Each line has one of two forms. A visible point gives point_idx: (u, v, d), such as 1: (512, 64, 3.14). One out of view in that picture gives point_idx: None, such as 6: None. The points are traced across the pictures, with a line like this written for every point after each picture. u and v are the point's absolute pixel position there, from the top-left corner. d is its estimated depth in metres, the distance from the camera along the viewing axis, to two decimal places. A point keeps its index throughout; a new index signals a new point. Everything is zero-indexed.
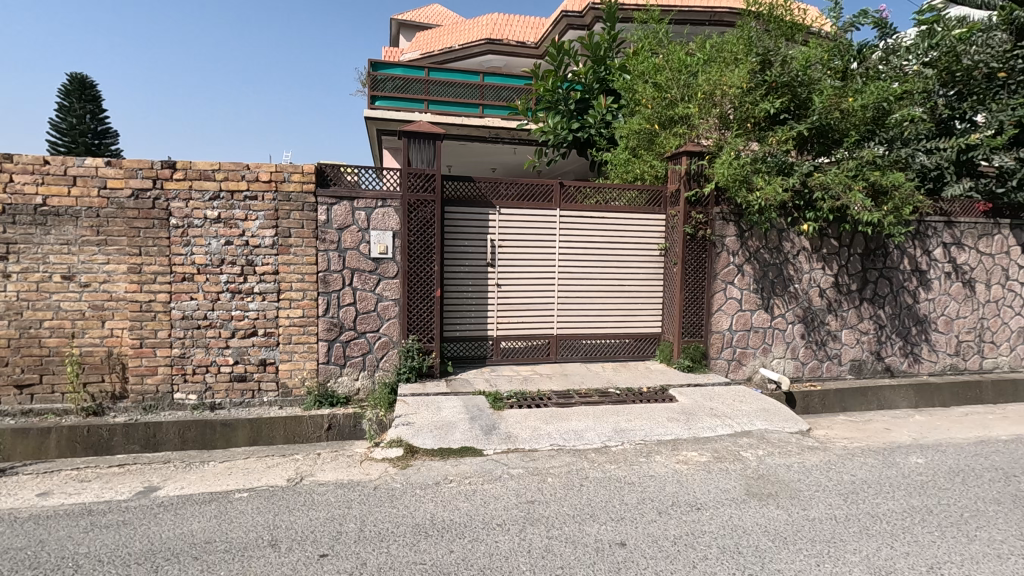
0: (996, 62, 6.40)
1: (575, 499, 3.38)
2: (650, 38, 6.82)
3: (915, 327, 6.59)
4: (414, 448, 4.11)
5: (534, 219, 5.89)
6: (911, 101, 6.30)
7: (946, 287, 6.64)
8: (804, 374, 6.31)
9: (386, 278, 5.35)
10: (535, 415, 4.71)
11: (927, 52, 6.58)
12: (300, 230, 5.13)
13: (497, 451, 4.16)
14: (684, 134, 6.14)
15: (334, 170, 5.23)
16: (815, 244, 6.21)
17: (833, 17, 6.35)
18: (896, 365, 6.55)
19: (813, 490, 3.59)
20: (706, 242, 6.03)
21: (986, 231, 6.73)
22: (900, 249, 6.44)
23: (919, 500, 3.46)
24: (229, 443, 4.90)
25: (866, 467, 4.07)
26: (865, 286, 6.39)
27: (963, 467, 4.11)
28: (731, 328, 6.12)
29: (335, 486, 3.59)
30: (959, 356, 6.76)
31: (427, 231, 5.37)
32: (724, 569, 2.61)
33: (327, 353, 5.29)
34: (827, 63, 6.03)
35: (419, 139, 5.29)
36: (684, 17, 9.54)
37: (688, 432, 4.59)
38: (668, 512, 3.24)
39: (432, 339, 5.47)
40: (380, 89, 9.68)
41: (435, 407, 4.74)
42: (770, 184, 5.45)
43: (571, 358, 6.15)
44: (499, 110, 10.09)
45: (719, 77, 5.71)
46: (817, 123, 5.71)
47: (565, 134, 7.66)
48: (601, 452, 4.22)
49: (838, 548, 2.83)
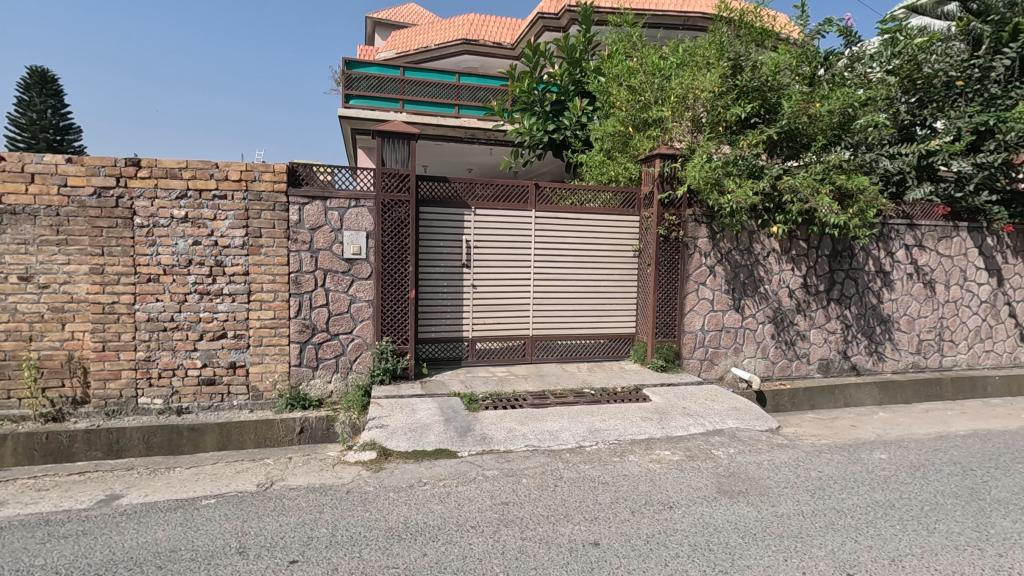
0: (955, 70, 6.67)
1: (549, 500, 3.39)
2: (624, 41, 6.92)
3: (880, 326, 6.79)
4: (388, 451, 4.06)
5: (509, 220, 5.89)
6: (875, 107, 6.53)
7: (909, 288, 6.86)
8: (774, 373, 6.44)
9: (360, 279, 5.29)
10: (511, 416, 4.72)
11: (889, 59, 6.81)
12: (271, 230, 5.03)
13: (472, 453, 4.13)
14: (658, 137, 6.20)
15: (306, 169, 5.14)
16: (784, 246, 6.34)
17: (800, 24, 6.51)
18: (862, 364, 6.73)
19: (782, 487, 3.67)
20: (679, 243, 6.10)
21: (945, 233, 6.98)
22: (865, 251, 6.63)
23: (882, 494, 3.57)
24: (197, 448, 4.75)
25: (832, 463, 4.18)
26: (832, 286, 6.56)
27: (924, 461, 4.25)
28: (703, 328, 6.22)
29: (307, 491, 3.53)
30: (920, 354, 6.99)
31: (402, 231, 5.33)
32: (694, 567, 2.65)
33: (299, 355, 5.20)
34: (795, 69, 6.20)
35: (394, 139, 5.25)
36: (658, 20, 9.63)
37: (661, 431, 4.65)
38: (641, 511, 3.27)
39: (407, 340, 5.42)
40: (355, 88, 9.57)
41: (409, 409, 4.71)
42: (741, 187, 5.55)
43: (546, 358, 6.18)
44: (475, 110, 10.07)
45: (692, 81, 5.84)
46: (786, 127, 5.86)
47: (541, 135, 7.67)
48: (575, 452, 4.24)
49: (805, 543, 2.90)
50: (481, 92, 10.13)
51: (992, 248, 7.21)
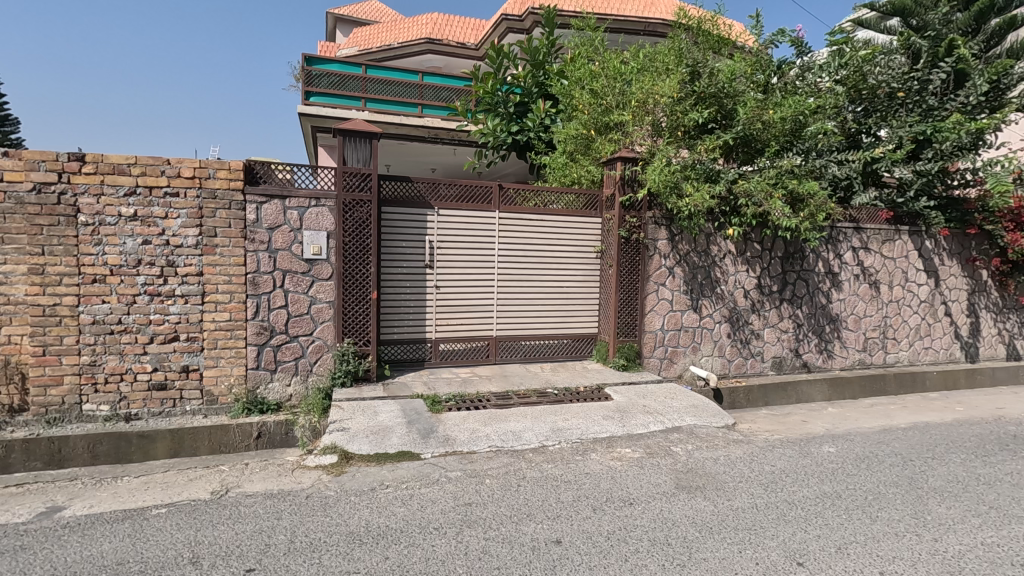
0: (896, 82, 7.06)
1: (512, 499, 3.41)
2: (586, 45, 7.02)
3: (829, 325, 7.09)
4: (349, 455, 3.99)
5: (473, 221, 5.89)
6: (825, 115, 6.81)
7: (855, 289, 7.19)
8: (730, 371, 6.65)
9: (320, 279, 5.18)
10: (474, 417, 4.71)
11: (837, 70, 7.11)
12: (227, 229, 4.88)
13: (435, 455, 4.11)
14: (619, 141, 6.30)
15: (264, 167, 5.01)
16: (740, 248, 6.56)
17: (755, 34, 6.72)
18: (812, 361, 7.02)
19: (737, 481, 3.79)
20: (639, 245, 6.23)
21: (889, 237, 7.34)
22: (815, 253, 6.92)
23: (830, 486, 3.74)
24: (147, 456, 4.55)
25: (784, 457, 4.34)
26: (784, 287, 6.81)
27: (869, 454, 4.47)
28: (663, 328, 6.36)
29: (264, 497, 3.43)
30: (866, 352, 7.34)
31: (363, 232, 5.25)
32: (653, 561, 2.72)
33: (256, 358, 5.06)
34: (749, 76, 6.41)
35: (356, 138, 5.17)
36: (620, 25, 9.80)
37: (623, 429, 4.73)
38: (602, 507, 3.33)
39: (369, 342, 5.34)
40: (315, 85, 9.38)
41: (371, 411, 4.65)
42: (699, 191, 5.72)
43: (509, 359, 6.20)
44: (439, 110, 9.99)
45: (652, 86, 5.97)
46: (741, 133, 6.07)
47: (504, 137, 7.72)
48: (538, 452, 4.27)
49: (758, 535, 3.00)
50: (446, 92, 10.05)
51: (930, 250, 7.62)
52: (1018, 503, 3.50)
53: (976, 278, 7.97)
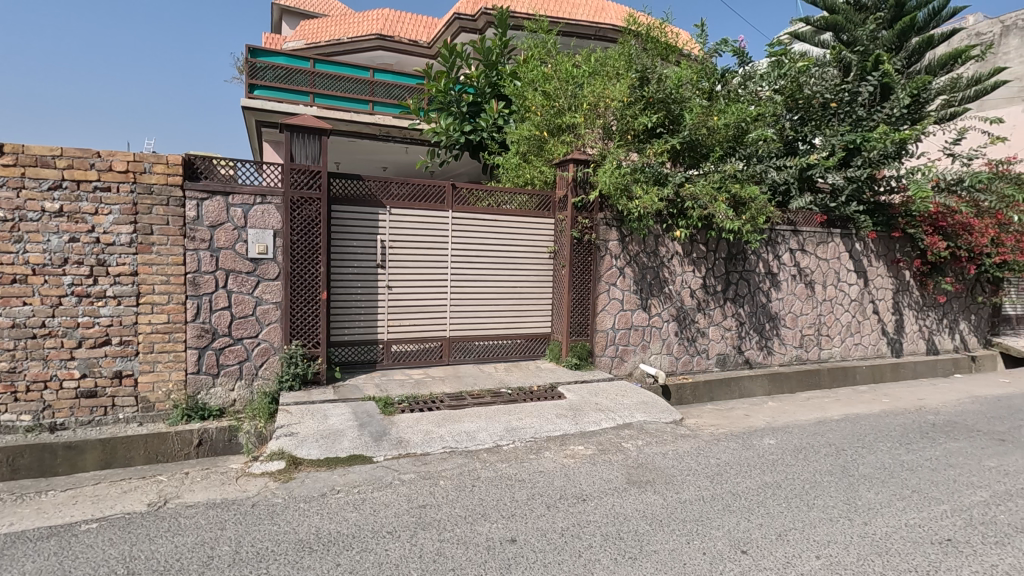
0: (829, 93, 7.48)
1: (467, 500, 3.40)
2: (539, 47, 7.09)
3: (769, 323, 7.43)
4: (298, 460, 3.86)
5: (426, 221, 5.84)
6: (764, 123, 7.13)
7: (793, 288, 7.58)
8: (678, 368, 6.86)
9: (266, 279, 5.00)
10: (428, 418, 4.67)
11: (776, 80, 7.43)
12: (164, 227, 4.64)
13: (388, 457, 4.04)
14: (572, 143, 6.39)
15: (205, 162, 4.80)
16: (686, 249, 6.78)
17: (700, 42, 6.95)
18: (754, 357, 7.34)
19: (684, 475, 3.92)
20: (591, 245, 6.34)
21: (823, 239, 7.78)
22: (756, 254, 7.24)
23: (771, 476, 3.92)
24: (75, 468, 4.26)
25: (729, 450, 4.53)
26: (728, 286, 7.09)
27: (805, 444, 4.72)
28: (614, 327, 6.49)
29: (206, 507, 3.28)
30: (803, 348, 7.74)
31: (312, 231, 5.10)
32: (606, 555, 2.77)
33: (197, 362, 4.83)
34: (695, 83, 6.61)
35: (304, 134, 5.02)
36: (571, 29, 9.92)
37: (575, 427, 4.80)
38: (556, 505, 3.37)
39: (319, 344, 5.19)
40: (260, 77, 9.04)
41: (321, 415, 4.52)
42: (648, 193, 5.88)
43: (463, 359, 6.18)
44: (390, 108, 9.89)
45: (603, 90, 6.12)
46: (687, 138, 6.28)
47: (457, 136, 7.65)
48: (492, 452, 4.28)
49: (705, 526, 3.12)
50: (397, 90, 9.98)
51: (860, 252, 8.12)
52: (937, 485, 3.78)
53: (900, 278, 8.55)
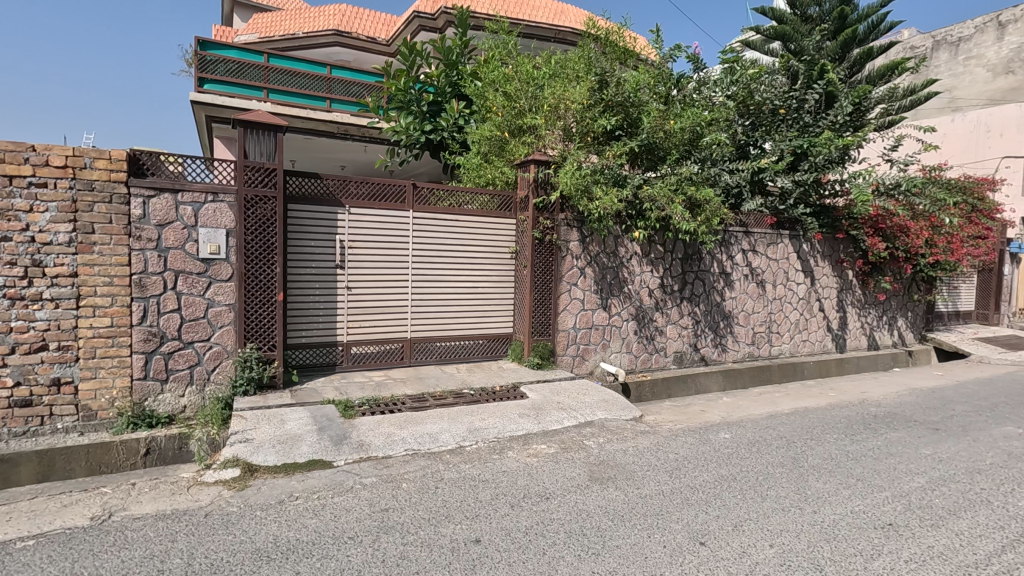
0: (778, 100, 7.88)
1: (430, 502, 3.37)
2: (500, 48, 7.10)
3: (723, 321, 7.68)
4: (253, 467, 3.73)
5: (386, 221, 5.75)
6: (718, 127, 7.37)
7: (745, 288, 7.85)
8: (637, 366, 6.99)
9: (218, 280, 4.82)
10: (389, 421, 4.60)
11: (729, 86, 7.70)
12: (107, 225, 4.41)
13: (348, 461, 3.95)
14: (532, 143, 6.47)
15: (151, 158, 4.59)
16: (644, 250, 6.93)
17: (656, 48, 7.11)
18: (709, 355, 7.56)
19: (644, 470, 4.01)
20: (552, 246, 6.39)
21: (773, 240, 8.08)
22: (711, 255, 7.47)
23: (726, 469, 4.05)
24: (8, 483, 3.98)
25: (686, 445, 4.65)
26: (684, 286, 7.29)
27: (759, 438, 4.90)
28: (575, 326, 6.56)
29: (155, 519, 3.13)
30: (755, 345, 8.03)
31: (267, 230, 4.94)
32: (570, 552, 2.80)
33: (143, 367, 4.61)
34: (653, 87, 6.76)
35: (259, 130, 4.86)
36: (531, 31, 9.98)
37: (538, 426, 4.83)
38: (520, 504, 3.38)
39: (274, 347, 5.04)
40: (210, 71, 8.71)
41: (278, 420, 4.39)
42: (607, 194, 5.98)
43: (424, 360, 6.12)
44: (348, 105, 9.70)
45: (564, 92, 6.16)
46: (645, 141, 6.42)
47: (417, 135, 7.60)
48: (455, 453, 4.25)
49: (665, 519, 3.19)
50: (355, 87, 9.80)
51: (807, 252, 8.48)
52: (879, 474, 3.99)
53: (843, 278, 8.99)
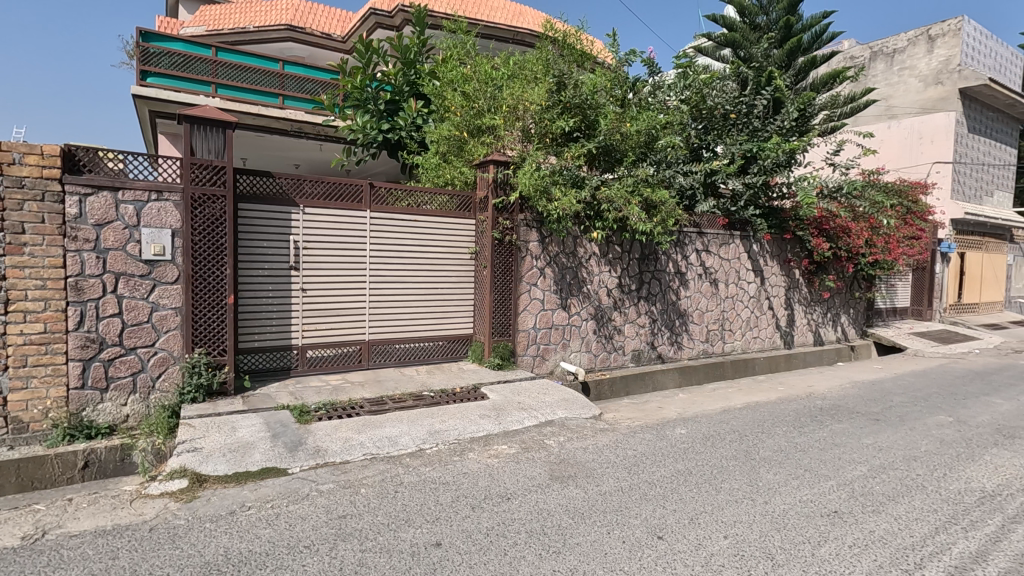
0: (729, 105, 8.12)
1: (390, 507, 3.31)
2: (458, 47, 7.05)
3: (678, 319, 7.87)
4: (203, 477, 3.57)
5: (342, 221, 5.63)
6: (672, 130, 7.55)
7: (699, 287, 8.07)
8: (596, 365, 7.08)
9: (163, 283, 4.61)
10: (347, 425, 4.49)
11: (682, 90, 7.92)
12: (39, 225, 4.13)
13: (304, 468, 3.84)
14: (491, 143, 6.44)
15: (89, 154, 4.34)
16: (603, 250, 7.02)
17: (612, 51, 7.23)
18: (666, 352, 7.74)
19: (604, 467, 4.06)
20: (512, 246, 6.39)
21: (725, 240, 8.33)
22: (666, 255, 7.65)
23: (683, 464, 4.15)
24: None
25: (644, 441, 4.74)
26: (641, 286, 7.44)
27: (713, 432, 5.04)
28: (535, 326, 6.59)
29: (94, 536, 2.95)
30: (709, 343, 8.26)
31: (216, 230, 4.75)
32: (531, 552, 2.81)
33: (81, 375, 4.35)
34: (609, 90, 6.87)
35: (206, 126, 4.68)
36: (489, 31, 9.98)
37: (498, 426, 4.82)
38: (481, 505, 3.36)
39: (225, 352, 4.85)
40: (153, 64, 8.32)
41: (228, 427, 4.22)
42: (566, 196, 6.04)
43: (383, 363, 6.02)
44: (302, 102, 9.44)
45: (522, 93, 6.18)
46: (602, 142, 6.52)
47: (374, 134, 7.49)
48: (415, 456, 4.20)
49: (624, 515, 3.24)
50: (309, 84, 9.53)
51: (756, 252, 8.79)
52: (825, 464, 4.18)
53: (791, 277, 9.37)
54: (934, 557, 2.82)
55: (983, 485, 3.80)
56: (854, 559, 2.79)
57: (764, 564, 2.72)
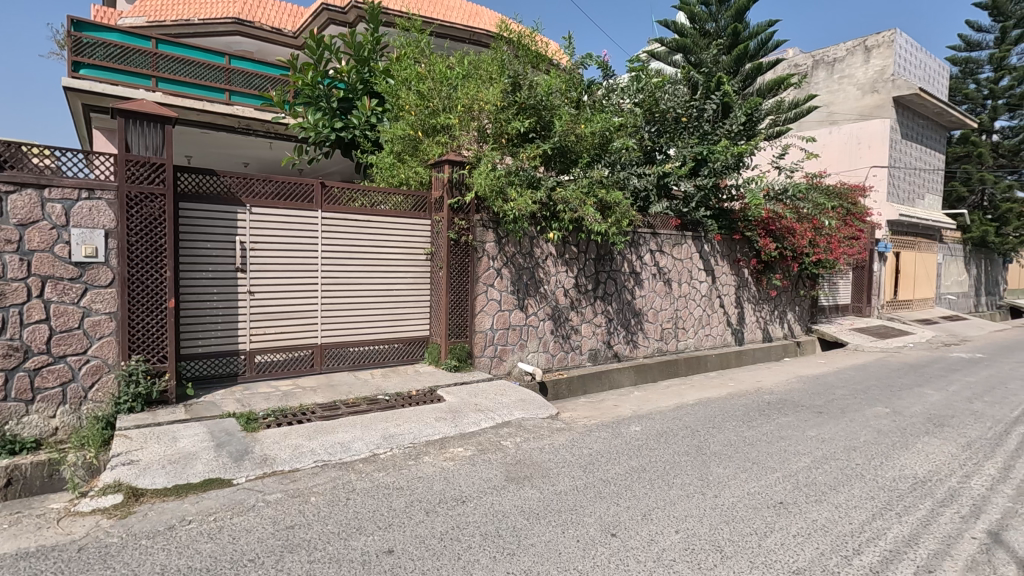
0: (680, 109, 8.32)
1: (341, 515, 3.22)
2: (412, 45, 6.95)
3: (633, 318, 8.01)
4: (139, 491, 3.37)
5: (292, 222, 5.46)
6: (626, 132, 7.68)
7: (653, 286, 8.23)
8: (554, 364, 7.12)
9: (96, 287, 4.35)
10: (297, 432, 4.35)
11: (635, 94, 8.06)
12: None
13: (250, 478, 3.69)
14: (446, 143, 6.39)
15: (12, 149, 4.07)
16: (559, 250, 7.07)
17: (567, 53, 7.27)
18: (622, 351, 7.86)
19: (560, 467, 4.07)
20: (468, 247, 6.36)
21: (678, 241, 8.52)
22: (622, 255, 7.77)
23: (637, 461, 4.22)
24: None
25: (600, 439, 4.79)
26: (597, 285, 7.53)
27: (667, 429, 5.15)
28: (492, 327, 6.56)
29: (14, 559, 2.74)
30: (663, 341, 8.44)
31: (155, 230, 4.52)
32: (485, 554, 2.78)
33: (3, 386, 4.06)
34: (564, 92, 6.92)
35: (143, 122, 4.44)
36: (444, 30, 9.89)
37: (455, 429, 4.77)
38: (435, 509, 3.31)
39: (165, 358, 4.61)
40: (87, 55, 7.88)
41: (169, 438, 4.02)
42: (522, 196, 6.04)
43: (337, 367, 5.87)
44: (250, 98, 9.11)
45: (477, 93, 6.14)
46: (558, 143, 6.55)
47: (327, 133, 7.30)
48: (369, 461, 4.10)
49: (578, 514, 3.26)
50: (257, 80, 9.21)
51: (708, 253, 9.03)
52: (771, 456, 4.32)
53: (740, 276, 9.68)
54: (871, 542, 2.95)
55: (916, 471, 4.01)
56: (798, 548, 2.89)
57: (713, 557, 2.78)
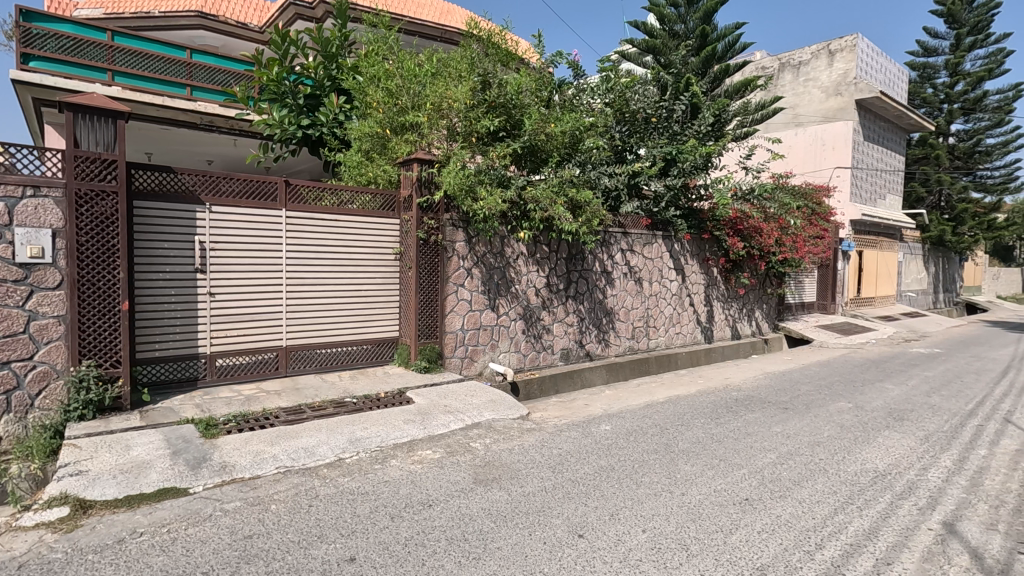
0: (650, 109, 8.39)
1: (302, 522, 3.13)
2: (380, 42, 6.83)
3: (605, 317, 8.04)
4: (87, 503, 3.21)
5: (255, 221, 5.30)
6: (596, 132, 7.70)
7: (625, 285, 8.28)
8: (525, 364, 7.09)
9: (42, 289, 4.15)
10: (259, 438, 4.22)
11: (606, 94, 8.09)
12: None
13: (208, 486, 3.56)
14: (415, 142, 6.31)
15: None
16: (530, 250, 7.05)
17: (538, 52, 7.25)
18: (594, 350, 7.88)
19: (528, 468, 4.04)
20: (437, 246, 6.28)
21: (648, 240, 8.58)
22: (593, 255, 7.79)
23: (606, 460, 4.21)
24: None
25: (570, 439, 4.78)
26: (569, 284, 7.53)
27: (636, 427, 5.17)
28: (462, 328, 6.49)
29: None
30: (635, 339, 8.49)
31: (107, 229, 4.33)
32: (450, 560, 2.73)
33: None
34: (535, 91, 6.90)
35: (93, 116, 4.24)
36: (414, 28, 9.79)
37: (423, 431, 4.70)
38: (401, 514, 3.25)
39: (118, 363, 4.42)
40: (36, 46, 7.53)
41: (121, 446, 3.86)
42: (491, 195, 5.99)
43: (303, 369, 5.72)
44: (212, 94, 8.84)
45: (445, 91, 6.06)
46: (527, 142, 6.51)
47: (293, 130, 7.13)
48: (333, 466, 4.00)
49: (546, 516, 3.22)
50: (220, 75, 8.96)
51: (678, 252, 9.13)
52: (737, 453, 4.37)
53: (710, 275, 9.82)
54: (833, 536, 3.00)
55: (876, 465, 4.11)
56: (762, 544, 2.91)
57: (679, 556, 2.78)
